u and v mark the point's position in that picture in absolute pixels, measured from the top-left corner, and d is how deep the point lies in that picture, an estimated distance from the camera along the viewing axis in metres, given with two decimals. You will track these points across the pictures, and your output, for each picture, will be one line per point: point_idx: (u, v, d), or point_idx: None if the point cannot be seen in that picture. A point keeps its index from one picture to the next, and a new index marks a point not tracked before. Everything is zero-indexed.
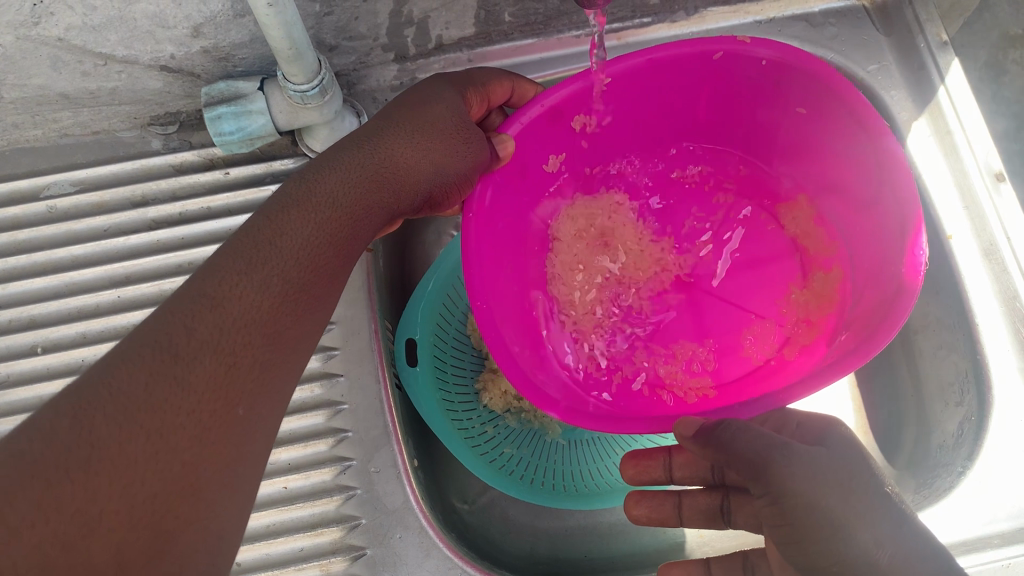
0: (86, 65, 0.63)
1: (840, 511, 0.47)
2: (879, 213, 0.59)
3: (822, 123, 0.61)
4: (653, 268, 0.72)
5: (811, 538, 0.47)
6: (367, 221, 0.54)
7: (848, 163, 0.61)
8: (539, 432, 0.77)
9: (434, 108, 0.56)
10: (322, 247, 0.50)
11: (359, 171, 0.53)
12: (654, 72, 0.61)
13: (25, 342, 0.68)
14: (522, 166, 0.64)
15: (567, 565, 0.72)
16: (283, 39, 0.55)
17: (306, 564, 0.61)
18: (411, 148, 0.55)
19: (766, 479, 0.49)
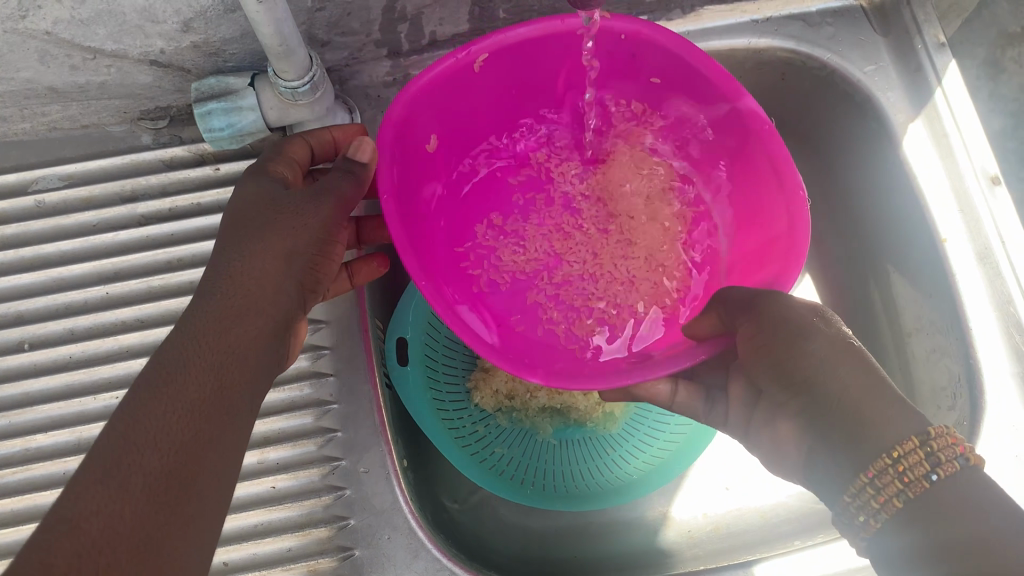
0: (75, 59, 0.63)
1: (800, 325, 0.50)
2: (743, 160, 0.65)
3: (681, 91, 0.65)
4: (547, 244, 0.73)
5: (778, 351, 0.50)
6: (250, 350, 0.47)
7: (714, 122, 0.66)
8: (530, 431, 0.77)
9: (258, 200, 0.52)
10: (209, 398, 0.44)
11: (225, 305, 0.47)
12: (527, 51, 0.63)
13: (12, 337, 0.67)
14: (414, 147, 0.63)
15: (558, 564, 0.71)
16: (274, 35, 0.54)
17: (293, 564, 0.61)
18: (259, 258, 0.50)
19: (760, 309, 0.52)
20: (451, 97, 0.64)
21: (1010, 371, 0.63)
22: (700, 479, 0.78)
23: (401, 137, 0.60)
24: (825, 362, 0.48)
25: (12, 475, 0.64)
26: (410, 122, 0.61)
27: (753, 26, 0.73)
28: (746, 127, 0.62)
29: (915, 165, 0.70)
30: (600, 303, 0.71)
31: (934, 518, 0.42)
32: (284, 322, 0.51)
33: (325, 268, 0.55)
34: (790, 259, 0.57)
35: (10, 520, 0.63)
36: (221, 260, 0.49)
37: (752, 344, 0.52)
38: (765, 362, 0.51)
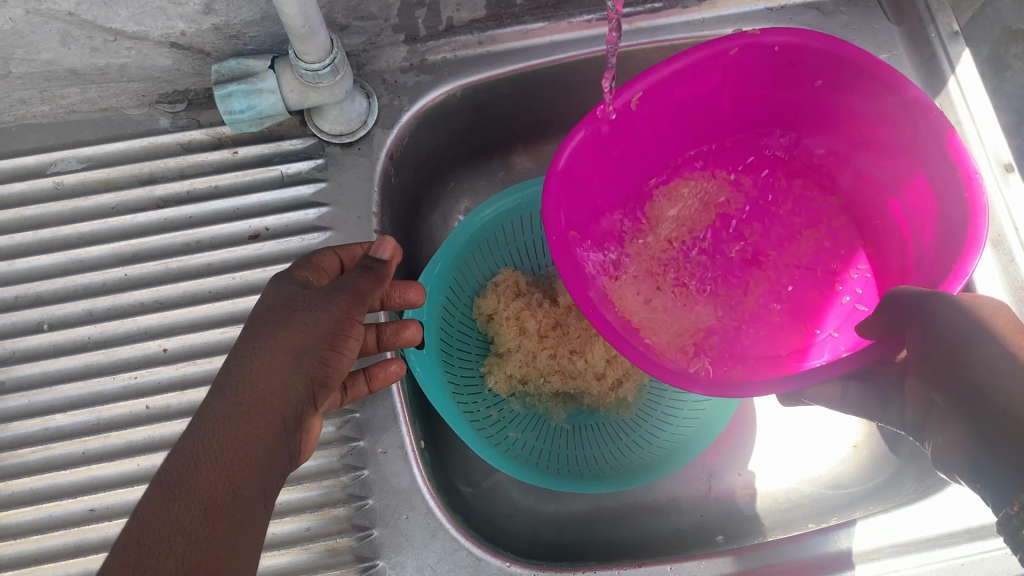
0: (96, 41, 0.63)
1: (977, 335, 0.52)
2: (901, 155, 0.62)
3: (842, 95, 0.63)
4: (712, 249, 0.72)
5: (949, 358, 0.54)
6: (263, 448, 0.46)
7: (875, 122, 0.63)
8: (543, 416, 0.77)
9: (271, 306, 0.51)
10: (220, 500, 0.42)
11: (233, 404, 0.46)
12: (688, 70, 0.62)
13: (31, 318, 0.68)
14: (570, 180, 0.63)
15: (571, 546, 0.72)
16: (298, 15, 0.55)
17: (311, 543, 0.62)
18: (270, 358, 0.48)
19: (931, 317, 0.53)
20: (605, 135, 0.64)
21: None
22: (718, 464, 0.78)
23: (565, 182, 0.63)
24: (994, 370, 0.51)
25: (30, 454, 0.64)
26: (572, 170, 0.63)
27: (769, 14, 0.74)
28: (913, 122, 0.59)
29: None
30: (773, 318, 0.68)
31: None
32: (295, 418, 0.49)
33: (342, 364, 0.52)
34: (968, 247, 0.54)
35: (31, 498, 0.63)
36: (236, 359, 0.48)
37: (927, 342, 0.54)
38: (928, 363, 0.55)
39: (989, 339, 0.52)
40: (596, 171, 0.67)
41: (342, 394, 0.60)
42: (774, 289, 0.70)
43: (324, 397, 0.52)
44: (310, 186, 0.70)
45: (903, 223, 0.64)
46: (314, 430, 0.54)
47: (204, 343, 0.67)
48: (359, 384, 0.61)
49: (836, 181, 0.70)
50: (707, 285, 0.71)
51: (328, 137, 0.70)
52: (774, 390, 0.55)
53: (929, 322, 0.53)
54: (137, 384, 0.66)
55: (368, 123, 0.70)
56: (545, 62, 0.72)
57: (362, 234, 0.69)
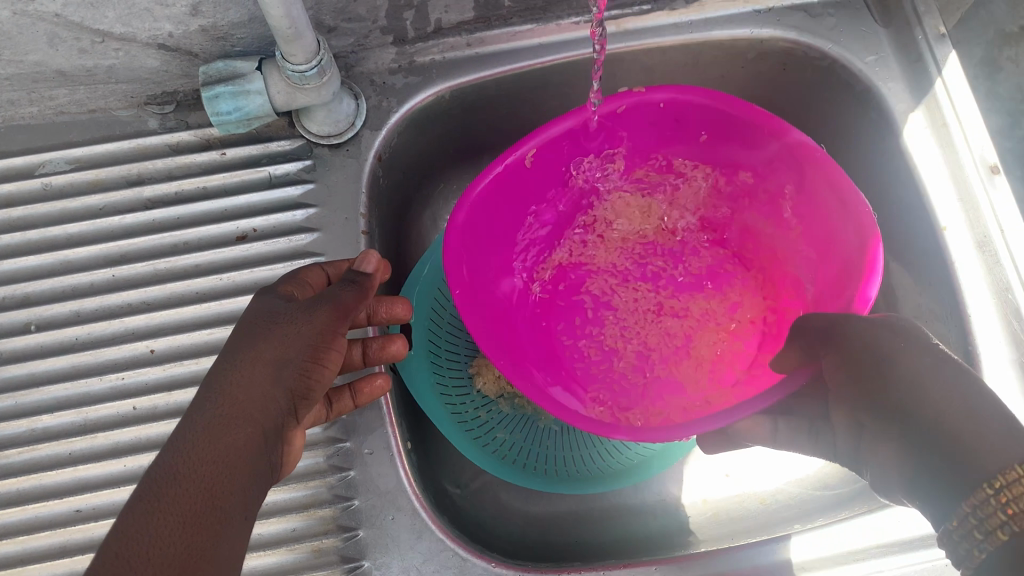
0: (83, 42, 0.63)
1: (886, 346, 0.56)
2: (798, 200, 0.68)
3: (726, 147, 0.70)
4: (622, 312, 0.76)
5: (866, 374, 0.57)
6: (244, 459, 0.46)
7: (763, 169, 0.70)
8: (532, 417, 0.77)
9: (253, 322, 0.52)
10: (200, 511, 0.43)
11: (213, 417, 0.46)
12: (586, 129, 0.68)
13: (19, 319, 0.68)
14: (474, 242, 0.68)
15: (559, 548, 0.72)
16: (283, 17, 0.55)
17: (297, 544, 0.62)
18: (250, 370, 0.49)
19: (837, 339, 0.58)
20: (505, 198, 0.70)
21: (1008, 357, 0.64)
22: (701, 468, 0.78)
23: (467, 242, 0.66)
24: (911, 383, 0.55)
25: (17, 455, 0.65)
26: (473, 224, 0.67)
27: (756, 16, 0.74)
28: (797, 163, 0.65)
29: (916, 154, 0.71)
30: (684, 368, 0.73)
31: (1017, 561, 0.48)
32: (276, 430, 0.49)
33: (323, 378, 0.53)
34: (866, 276, 0.60)
35: (17, 498, 0.63)
36: (217, 372, 0.49)
37: (841, 367, 0.59)
38: (857, 387, 0.58)
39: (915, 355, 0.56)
40: (498, 237, 0.72)
41: (327, 408, 0.60)
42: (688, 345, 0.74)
43: (305, 411, 0.52)
44: (298, 186, 0.71)
45: (807, 266, 0.69)
46: (295, 447, 0.54)
47: (191, 344, 0.67)
48: (344, 399, 0.61)
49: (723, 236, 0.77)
50: (621, 345, 0.75)
51: (316, 139, 0.70)
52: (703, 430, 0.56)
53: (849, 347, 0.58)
54: (124, 385, 0.66)
55: (356, 124, 0.71)
56: (532, 64, 0.72)
57: (350, 234, 0.69)
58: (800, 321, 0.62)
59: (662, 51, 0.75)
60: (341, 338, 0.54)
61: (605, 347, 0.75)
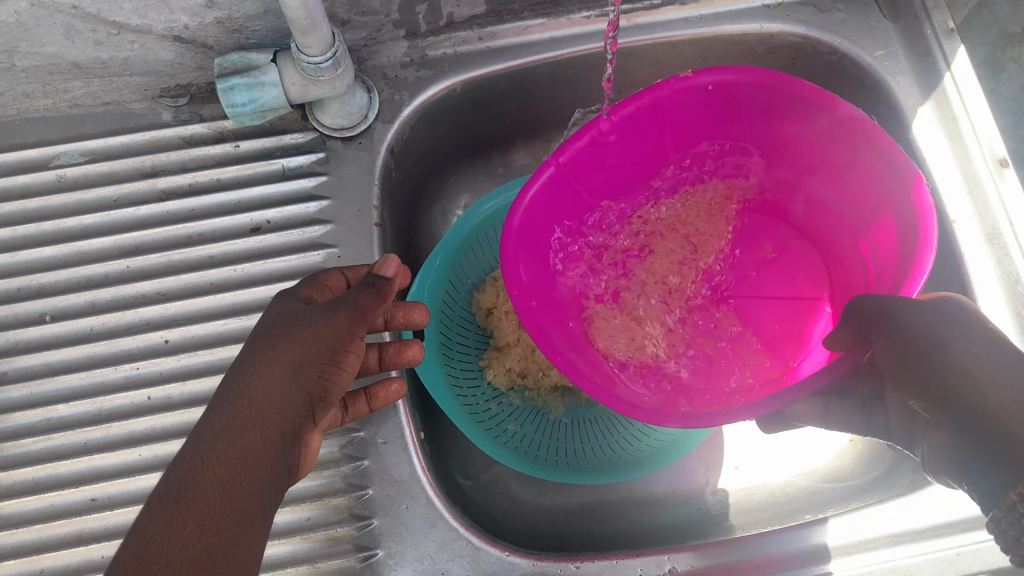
0: (99, 35, 0.63)
1: (938, 329, 0.57)
2: (860, 179, 0.64)
3: (782, 123, 0.65)
4: (689, 289, 0.74)
5: (915, 358, 0.58)
6: (262, 461, 0.46)
7: (819, 145, 0.65)
8: (542, 410, 0.78)
9: (271, 323, 0.52)
10: (218, 515, 0.43)
11: (231, 419, 0.46)
12: (629, 118, 0.63)
13: (34, 309, 0.68)
14: (530, 239, 0.66)
15: (570, 538, 0.72)
16: (300, 8, 0.55)
17: (312, 532, 0.62)
18: (268, 371, 0.49)
19: (885, 324, 0.57)
20: (564, 191, 0.66)
21: None
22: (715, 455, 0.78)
23: (523, 243, 0.65)
24: (964, 368, 0.56)
25: (33, 444, 0.65)
26: (530, 224, 0.65)
27: (765, 11, 0.74)
28: (855, 140, 0.61)
29: (925, 148, 0.71)
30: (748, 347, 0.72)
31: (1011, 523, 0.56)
32: (294, 432, 0.49)
33: (342, 380, 0.52)
34: (922, 249, 0.56)
35: (33, 487, 0.64)
36: (235, 373, 0.49)
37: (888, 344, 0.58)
38: (904, 368, 0.59)
39: (956, 334, 0.57)
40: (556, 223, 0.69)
41: (342, 411, 0.60)
42: (749, 321, 0.73)
43: (325, 413, 0.52)
44: (311, 179, 0.71)
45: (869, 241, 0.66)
46: (311, 449, 0.53)
47: (205, 334, 0.67)
48: (359, 403, 0.61)
49: (788, 206, 0.74)
50: (686, 316, 0.74)
51: (329, 131, 0.71)
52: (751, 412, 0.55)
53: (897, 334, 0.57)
54: (139, 375, 0.66)
55: (369, 117, 0.71)
56: (543, 59, 0.72)
57: (363, 226, 0.70)
58: (854, 303, 0.59)
59: (672, 46, 0.75)
60: (360, 340, 0.54)
61: (666, 324, 0.73)
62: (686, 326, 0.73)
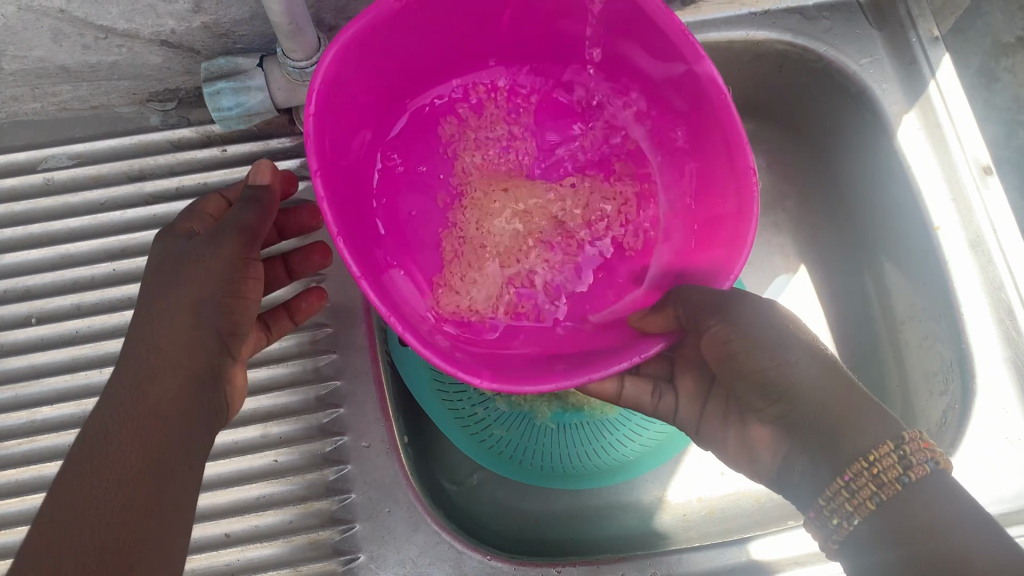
0: (87, 38, 0.64)
1: (776, 328, 0.51)
2: (704, 119, 0.57)
3: (628, 43, 0.58)
4: (484, 193, 0.66)
5: (750, 360, 0.51)
6: (175, 405, 0.46)
7: (663, 78, 0.59)
8: (528, 414, 0.73)
9: (158, 269, 0.52)
10: (137, 463, 0.43)
11: (135, 371, 0.46)
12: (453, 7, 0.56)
13: (20, 311, 0.68)
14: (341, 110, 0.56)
15: (551, 547, 0.72)
16: (284, 13, 0.55)
17: (294, 536, 0.62)
18: (169, 319, 0.49)
19: (721, 316, 0.51)
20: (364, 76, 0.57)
21: (1001, 356, 0.65)
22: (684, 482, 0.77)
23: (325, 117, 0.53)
24: (795, 374, 0.50)
25: (16, 446, 0.65)
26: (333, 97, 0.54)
27: (753, 18, 0.74)
28: (705, 91, 0.56)
29: (909, 155, 0.71)
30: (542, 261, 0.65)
31: (904, 523, 0.43)
32: (209, 372, 0.50)
33: (246, 309, 0.54)
34: (741, 217, 0.55)
35: (16, 489, 0.64)
36: (137, 329, 0.49)
37: (716, 344, 0.52)
38: (732, 372, 0.53)
39: (792, 341, 0.51)
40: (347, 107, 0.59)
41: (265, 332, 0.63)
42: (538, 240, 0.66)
43: (229, 347, 0.53)
44: (298, 183, 0.71)
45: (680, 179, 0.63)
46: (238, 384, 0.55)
47: None
48: (280, 320, 0.64)
49: (591, 124, 0.68)
50: (477, 224, 0.65)
51: None
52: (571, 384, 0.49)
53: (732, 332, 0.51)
54: None
55: None
56: None
57: None
58: (680, 286, 0.55)
59: None
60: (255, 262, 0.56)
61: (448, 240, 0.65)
62: (475, 235, 0.65)
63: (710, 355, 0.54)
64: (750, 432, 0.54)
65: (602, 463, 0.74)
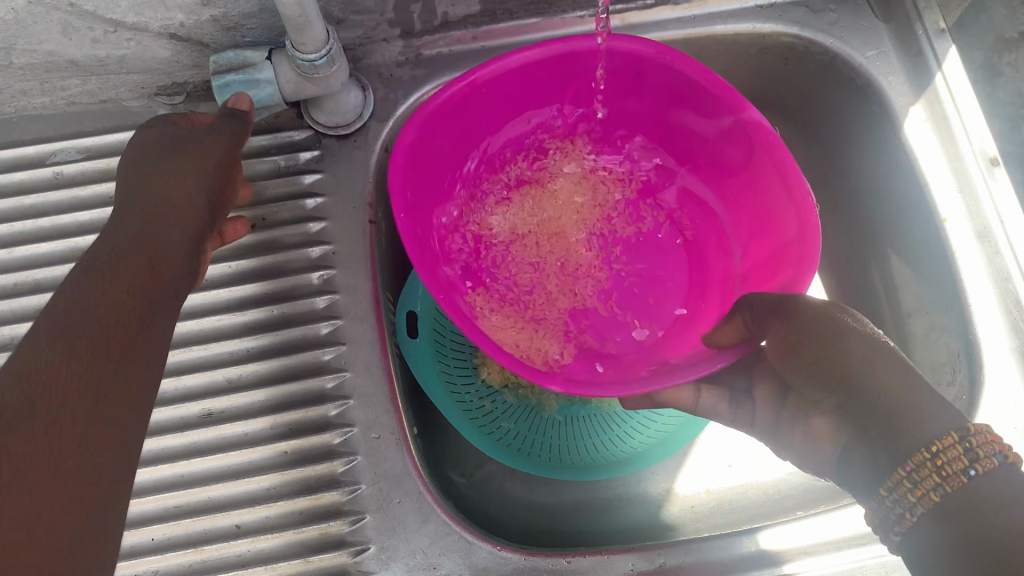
0: (96, 32, 0.64)
1: (839, 322, 0.52)
2: (754, 174, 0.65)
3: (676, 107, 0.68)
4: (560, 248, 0.75)
5: (812, 349, 0.52)
6: (169, 253, 0.56)
7: (711, 136, 0.68)
8: (536, 407, 0.76)
9: (160, 143, 0.62)
10: (134, 282, 0.52)
11: (144, 215, 0.56)
12: (530, 71, 0.65)
13: (31, 304, 0.68)
14: (416, 173, 0.64)
15: (561, 539, 0.72)
16: (294, 5, 0.55)
17: (305, 527, 0.62)
18: (175, 180, 0.59)
19: (789, 313, 0.54)
20: (448, 135, 0.65)
21: (1008, 347, 0.65)
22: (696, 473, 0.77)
23: (410, 172, 0.62)
24: (866, 365, 0.50)
25: None
26: (415, 159, 0.63)
27: (758, 11, 0.74)
28: (748, 139, 0.63)
29: (915, 147, 0.72)
30: (614, 306, 0.73)
31: (967, 511, 0.44)
32: (199, 234, 0.59)
33: (229, 194, 0.63)
34: (809, 231, 0.59)
35: None
36: (145, 183, 0.59)
37: (784, 339, 0.54)
38: (794, 361, 0.53)
39: (856, 333, 0.52)
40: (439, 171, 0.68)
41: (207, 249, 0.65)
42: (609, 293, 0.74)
43: (198, 261, 0.59)
44: (307, 176, 0.72)
45: (739, 239, 0.70)
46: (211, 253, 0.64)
47: (199, 331, 0.68)
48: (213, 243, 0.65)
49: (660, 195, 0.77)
50: (555, 275, 0.74)
51: (324, 128, 0.72)
52: (633, 392, 0.53)
53: (802, 324, 0.53)
54: None
55: (363, 116, 0.72)
56: None
57: (358, 224, 0.70)
58: (745, 297, 0.58)
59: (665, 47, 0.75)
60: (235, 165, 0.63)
61: (524, 286, 0.73)
62: (553, 284, 0.73)
63: (776, 348, 0.54)
64: (803, 424, 0.54)
65: (616, 457, 0.75)
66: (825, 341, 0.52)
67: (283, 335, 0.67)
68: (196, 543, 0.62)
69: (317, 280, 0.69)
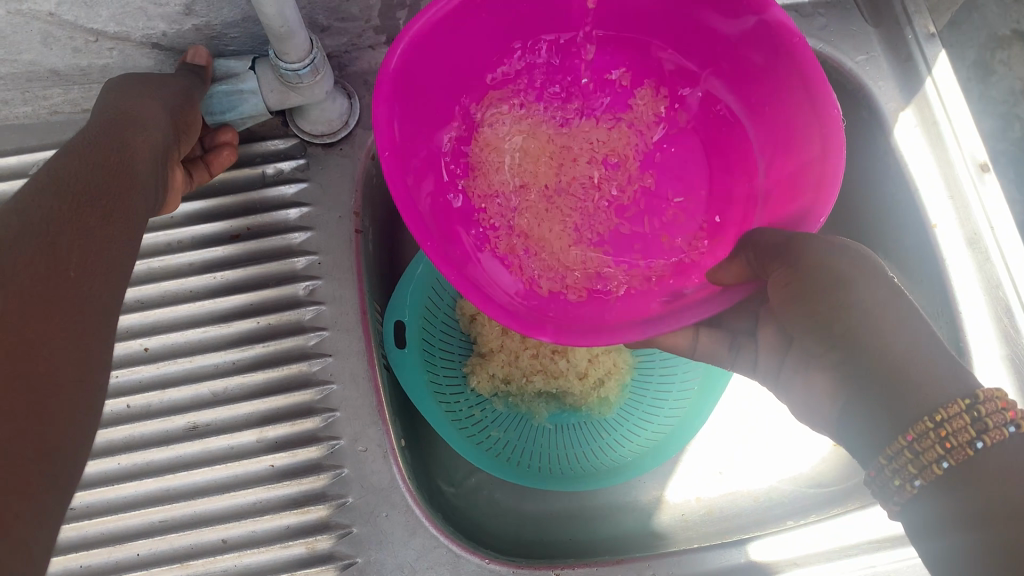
0: (77, 42, 0.63)
1: (845, 270, 0.49)
2: (776, 82, 0.58)
3: (700, 7, 0.60)
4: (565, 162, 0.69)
5: (815, 296, 0.49)
6: (140, 158, 0.53)
7: (737, 39, 0.59)
8: (526, 415, 0.77)
9: (122, 81, 0.59)
10: (104, 176, 0.50)
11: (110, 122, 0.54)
12: None
13: None
14: (416, 89, 0.60)
15: (550, 545, 0.72)
16: (277, 15, 0.55)
17: (292, 541, 0.62)
18: (144, 102, 0.57)
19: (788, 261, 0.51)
20: (438, 49, 0.59)
21: (998, 353, 0.65)
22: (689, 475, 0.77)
23: (400, 87, 0.57)
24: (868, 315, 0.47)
25: None
26: (407, 70, 0.57)
27: None
28: (772, 43, 0.56)
29: (905, 151, 0.71)
30: (624, 230, 0.68)
31: (970, 484, 0.43)
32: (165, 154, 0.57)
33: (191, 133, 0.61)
34: (829, 154, 0.53)
35: None
36: (111, 102, 0.56)
37: (784, 291, 0.51)
38: (791, 313, 0.51)
39: (867, 277, 0.48)
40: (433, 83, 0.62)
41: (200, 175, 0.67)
42: (622, 212, 0.68)
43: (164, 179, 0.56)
44: (293, 185, 0.71)
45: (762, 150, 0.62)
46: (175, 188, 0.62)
47: (184, 343, 0.67)
48: (200, 171, 0.67)
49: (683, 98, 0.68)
50: (565, 193, 0.69)
51: (310, 136, 0.70)
52: (629, 336, 0.52)
53: (799, 271, 0.50)
54: (119, 383, 0.66)
55: (349, 123, 0.71)
56: None
57: (344, 234, 0.70)
58: (751, 235, 0.54)
59: None
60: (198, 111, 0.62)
61: (527, 203, 0.68)
62: (560, 203, 0.68)
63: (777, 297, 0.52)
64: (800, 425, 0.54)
65: (609, 464, 0.75)
66: (830, 297, 0.49)
67: (269, 347, 0.67)
68: (183, 558, 0.62)
69: (303, 292, 0.68)
